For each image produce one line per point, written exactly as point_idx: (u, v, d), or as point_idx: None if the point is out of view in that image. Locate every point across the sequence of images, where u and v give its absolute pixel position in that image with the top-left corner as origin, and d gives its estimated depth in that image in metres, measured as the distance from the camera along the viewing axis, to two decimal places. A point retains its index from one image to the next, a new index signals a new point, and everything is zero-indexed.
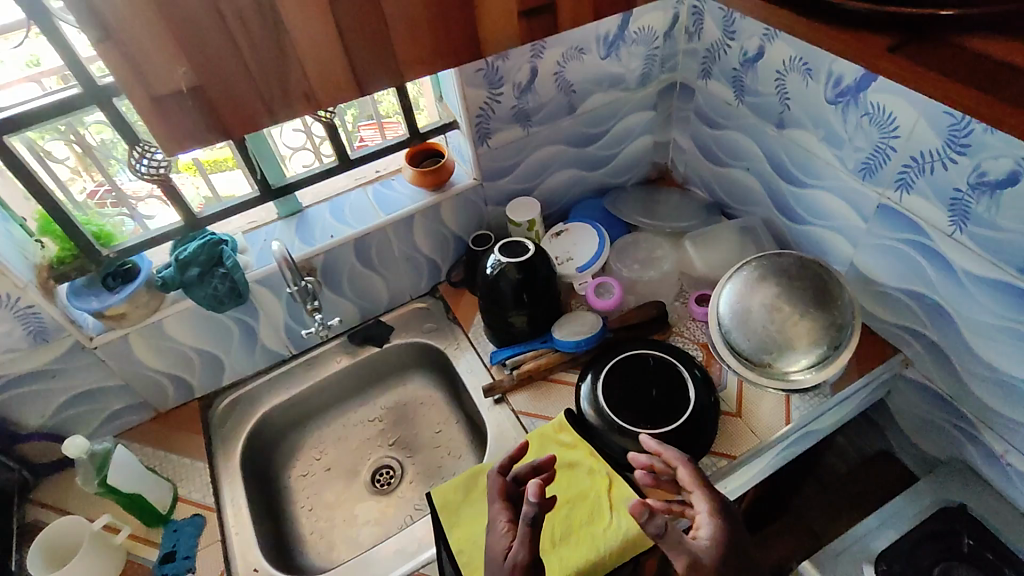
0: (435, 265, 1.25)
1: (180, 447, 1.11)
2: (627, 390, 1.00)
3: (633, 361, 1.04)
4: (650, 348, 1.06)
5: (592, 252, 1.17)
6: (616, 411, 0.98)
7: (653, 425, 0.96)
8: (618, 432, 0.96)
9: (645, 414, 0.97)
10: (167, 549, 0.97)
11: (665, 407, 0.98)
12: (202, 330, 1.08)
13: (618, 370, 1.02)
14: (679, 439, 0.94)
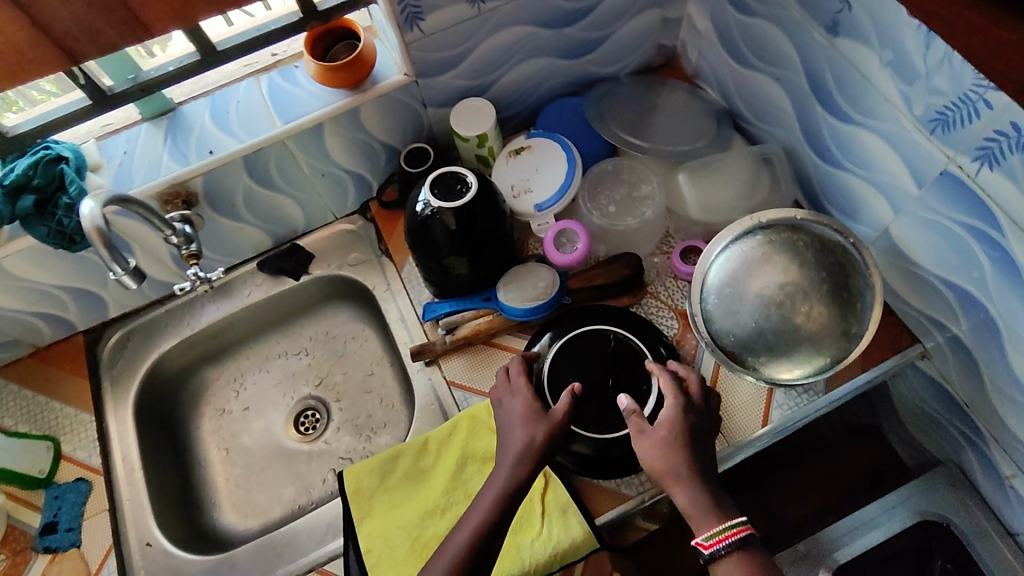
0: (360, 179, 0.99)
1: (64, 392, 0.95)
2: (577, 378, 0.82)
3: (590, 338, 0.85)
4: (612, 320, 0.86)
5: (557, 185, 0.92)
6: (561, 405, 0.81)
7: (602, 428, 0.80)
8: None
9: (592, 409, 0.81)
10: (49, 517, 0.87)
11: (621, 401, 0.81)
12: (57, 266, 0.86)
13: (571, 349, 0.84)
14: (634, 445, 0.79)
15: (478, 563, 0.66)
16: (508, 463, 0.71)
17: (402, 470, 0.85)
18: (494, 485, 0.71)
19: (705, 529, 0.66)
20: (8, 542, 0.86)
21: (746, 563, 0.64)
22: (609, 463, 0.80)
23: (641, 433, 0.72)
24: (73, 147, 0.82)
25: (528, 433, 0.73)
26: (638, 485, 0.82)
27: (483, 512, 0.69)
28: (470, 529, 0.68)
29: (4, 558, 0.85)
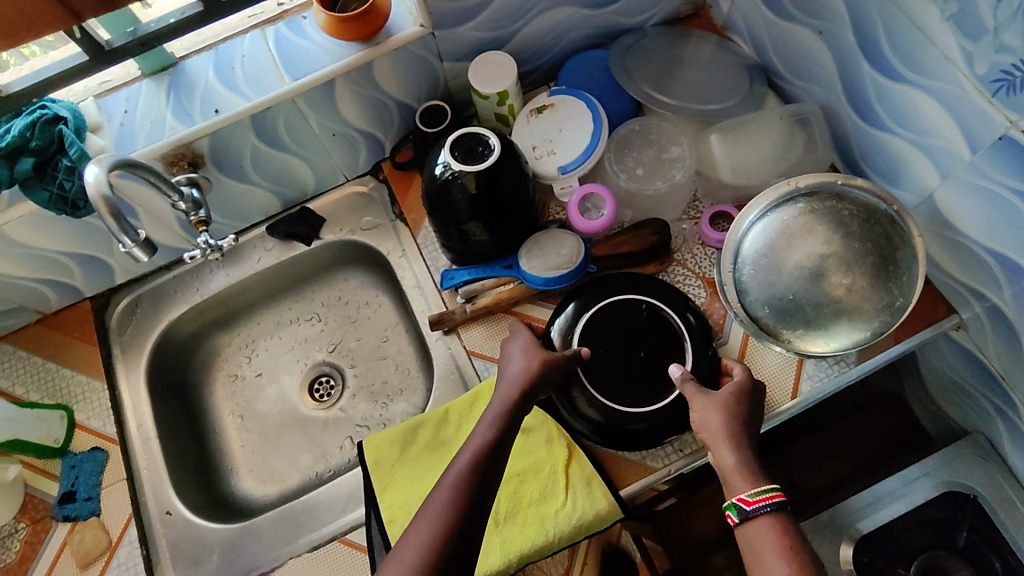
0: (372, 139, 0.94)
1: (73, 359, 0.93)
2: (606, 350, 0.80)
3: (621, 308, 0.82)
4: (641, 289, 0.83)
5: (582, 145, 0.87)
6: (592, 378, 0.78)
7: (633, 401, 0.78)
8: (590, 406, 0.78)
9: (622, 381, 0.78)
10: (67, 486, 0.85)
11: (651, 373, 0.79)
12: (59, 230, 0.82)
13: (602, 318, 0.81)
14: (667, 419, 0.77)
15: (491, 469, 0.64)
16: (507, 386, 0.72)
17: (423, 440, 0.83)
18: (495, 403, 0.71)
19: (746, 489, 0.64)
20: (27, 510, 0.85)
21: (783, 527, 0.61)
22: (637, 438, 0.77)
23: (702, 394, 0.72)
24: (71, 107, 0.77)
25: (530, 361, 0.74)
26: (663, 457, 0.79)
27: (488, 429, 0.68)
28: (477, 442, 0.66)
29: (24, 526, 0.84)
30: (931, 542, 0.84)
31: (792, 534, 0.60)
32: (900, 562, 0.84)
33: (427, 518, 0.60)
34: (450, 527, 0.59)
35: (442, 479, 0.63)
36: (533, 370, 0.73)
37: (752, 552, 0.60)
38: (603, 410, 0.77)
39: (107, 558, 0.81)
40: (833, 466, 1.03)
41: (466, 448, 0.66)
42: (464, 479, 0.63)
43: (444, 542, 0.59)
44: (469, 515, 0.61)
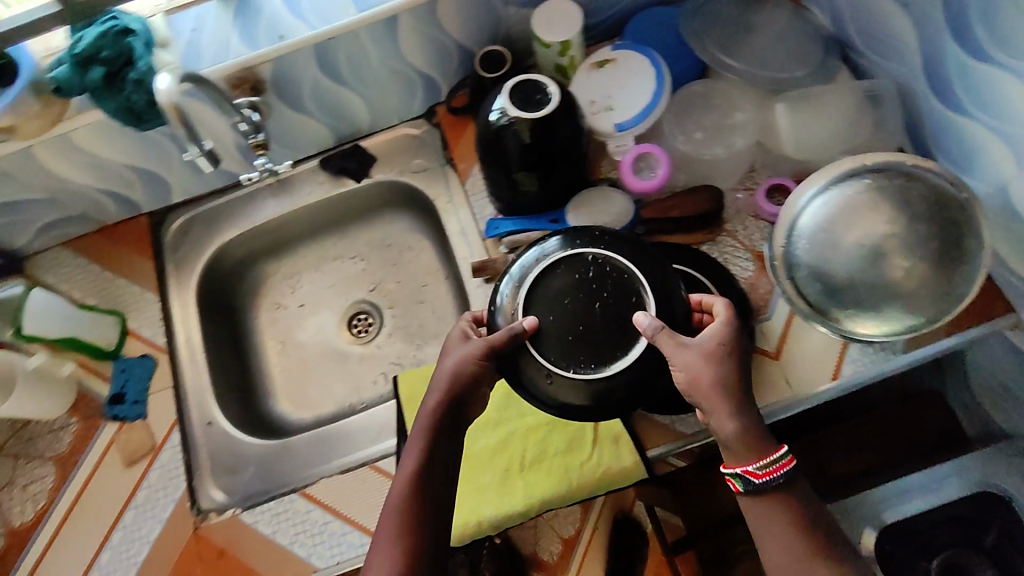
0: (430, 80, 0.94)
1: (128, 270, 0.97)
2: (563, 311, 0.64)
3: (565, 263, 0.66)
4: (599, 236, 0.67)
5: (642, 103, 0.85)
6: (544, 350, 0.64)
7: (598, 367, 0.63)
8: (552, 381, 0.64)
9: (580, 345, 0.63)
10: (117, 389, 0.89)
11: (612, 334, 0.63)
12: (125, 143, 0.85)
13: (545, 281, 0.65)
14: (637, 381, 0.63)
15: (430, 492, 0.63)
16: (438, 391, 0.66)
17: None
18: (428, 413, 0.66)
19: (751, 458, 0.62)
20: (79, 407, 0.90)
21: (790, 499, 0.62)
22: (604, 405, 0.64)
23: (681, 347, 0.62)
24: (140, 20, 0.78)
25: (449, 365, 0.66)
26: (694, 424, 0.79)
27: (414, 454, 0.65)
28: (413, 466, 0.64)
29: (75, 422, 0.89)
30: (956, 540, 0.83)
31: (798, 503, 0.62)
32: (923, 554, 0.84)
33: (372, 563, 0.61)
34: (397, 564, 0.60)
35: (381, 516, 0.63)
36: (453, 376, 0.66)
37: (767, 528, 0.61)
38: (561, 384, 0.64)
39: (151, 458, 0.86)
40: (862, 457, 0.99)
41: (398, 478, 0.64)
42: (403, 514, 0.62)
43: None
44: (415, 548, 0.61)
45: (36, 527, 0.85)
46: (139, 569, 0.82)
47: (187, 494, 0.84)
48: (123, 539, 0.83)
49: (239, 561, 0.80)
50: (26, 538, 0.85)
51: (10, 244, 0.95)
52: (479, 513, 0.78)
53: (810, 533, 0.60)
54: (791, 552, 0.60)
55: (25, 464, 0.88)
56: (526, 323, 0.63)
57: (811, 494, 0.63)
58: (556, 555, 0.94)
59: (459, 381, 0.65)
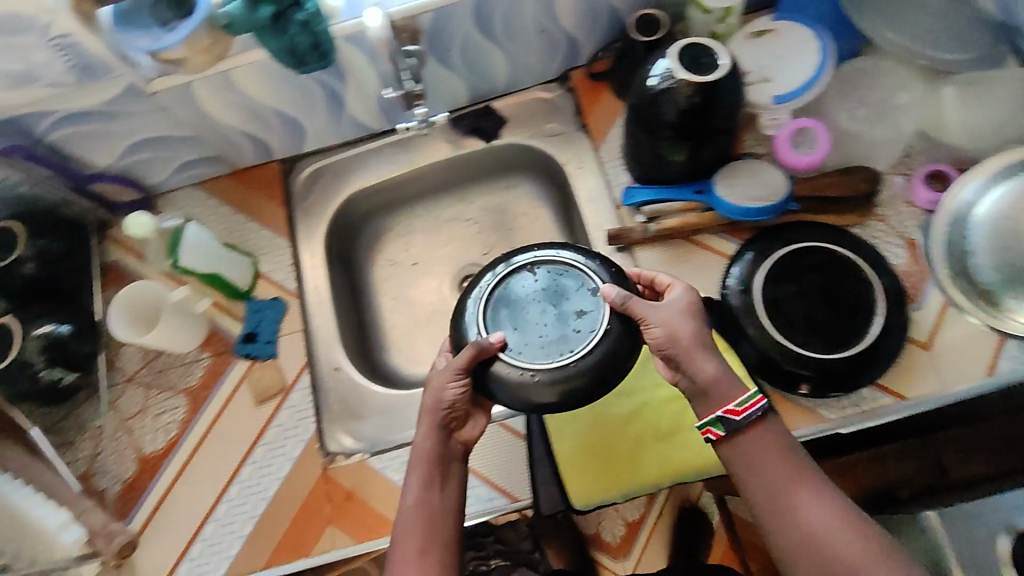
0: (574, 43, 0.92)
1: (260, 215, 0.98)
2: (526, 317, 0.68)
3: (516, 283, 0.70)
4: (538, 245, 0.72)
5: (803, 76, 0.83)
6: (516, 356, 0.66)
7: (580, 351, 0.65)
8: (536, 379, 0.65)
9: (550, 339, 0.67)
10: (250, 328, 0.91)
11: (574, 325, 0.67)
12: (279, 85, 0.85)
13: (503, 300, 0.69)
14: (612, 358, 0.65)
15: (435, 516, 0.67)
16: (427, 419, 0.69)
17: None
18: (420, 445, 0.69)
19: (731, 398, 0.63)
20: (211, 342, 0.92)
21: (768, 427, 0.64)
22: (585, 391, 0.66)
23: (654, 309, 0.65)
24: None
25: (427, 400, 0.69)
26: (837, 408, 0.78)
27: (414, 483, 0.68)
28: (414, 495, 0.67)
29: (207, 357, 0.91)
30: None
31: (777, 431, 0.64)
32: None
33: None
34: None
35: (399, 542, 0.66)
36: (434, 408, 0.68)
37: (754, 458, 0.63)
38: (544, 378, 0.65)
39: (281, 397, 0.88)
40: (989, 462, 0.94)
41: (407, 507, 0.67)
42: (419, 538, 0.65)
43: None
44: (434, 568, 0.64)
45: (168, 456, 0.87)
46: (269, 503, 0.84)
47: (316, 436, 0.87)
48: (254, 473, 0.85)
49: (366, 506, 0.83)
50: (157, 465, 0.87)
51: (147, 180, 0.96)
52: (612, 480, 0.79)
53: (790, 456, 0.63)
54: (775, 475, 0.62)
55: (157, 394, 0.90)
56: (493, 338, 0.66)
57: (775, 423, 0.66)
58: (618, 538, 0.92)
59: (444, 410, 0.68)
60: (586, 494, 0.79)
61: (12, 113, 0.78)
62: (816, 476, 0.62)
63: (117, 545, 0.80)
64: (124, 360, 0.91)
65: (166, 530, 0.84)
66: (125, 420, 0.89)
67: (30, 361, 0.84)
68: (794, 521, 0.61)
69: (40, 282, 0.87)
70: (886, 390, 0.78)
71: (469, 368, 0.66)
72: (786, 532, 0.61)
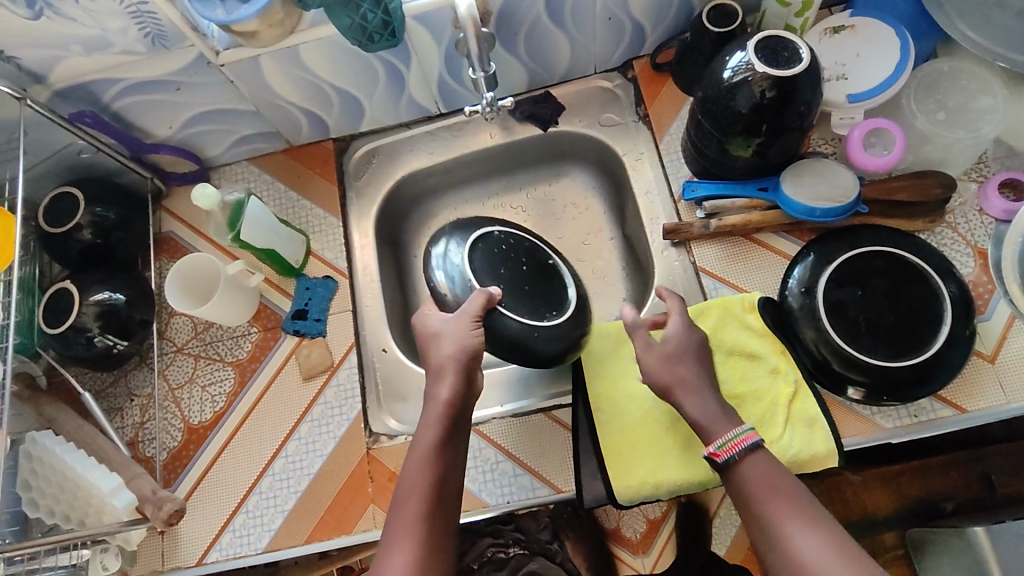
0: (640, 32, 0.91)
1: (313, 192, 0.97)
2: (507, 275, 0.79)
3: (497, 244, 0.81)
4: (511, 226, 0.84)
5: (881, 75, 0.80)
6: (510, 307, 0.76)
7: (556, 314, 0.78)
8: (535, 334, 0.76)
9: (531, 296, 0.78)
10: (300, 305, 0.92)
11: (551, 290, 0.80)
12: (343, 62, 0.85)
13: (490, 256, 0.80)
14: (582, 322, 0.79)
15: (442, 468, 0.65)
16: (453, 366, 0.69)
17: None
18: (438, 396, 0.68)
19: (712, 440, 0.65)
20: (260, 317, 0.92)
21: (767, 461, 0.63)
22: (552, 349, 0.77)
23: (649, 345, 0.72)
24: None
25: (445, 350, 0.70)
26: (895, 417, 0.77)
27: (430, 435, 0.66)
28: (427, 445, 0.66)
29: (256, 331, 0.91)
30: None
31: (768, 464, 0.63)
32: None
33: (401, 532, 0.61)
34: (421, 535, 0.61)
35: (403, 495, 0.63)
36: (457, 358, 0.69)
37: (749, 487, 0.62)
38: (529, 327, 0.76)
39: (328, 375, 0.88)
40: None
41: (415, 460, 0.65)
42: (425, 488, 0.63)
43: (422, 551, 0.60)
44: (434, 522, 0.62)
45: (215, 427, 0.88)
46: (313, 479, 0.84)
47: (361, 416, 0.87)
48: (299, 449, 0.86)
49: None
50: (204, 435, 0.88)
51: (204, 152, 0.96)
52: (658, 476, 0.77)
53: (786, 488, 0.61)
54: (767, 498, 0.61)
55: (205, 365, 0.91)
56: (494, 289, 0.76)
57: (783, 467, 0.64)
58: (639, 534, 0.85)
59: (466, 357, 0.70)
60: (630, 489, 0.77)
61: (81, 79, 0.78)
62: (805, 503, 0.60)
63: (166, 512, 0.79)
64: (174, 331, 0.93)
65: (211, 500, 0.84)
66: (173, 389, 0.90)
67: (86, 326, 0.83)
68: (785, 551, 0.57)
69: (98, 249, 0.88)
70: (948, 402, 0.76)
71: (477, 313, 0.73)
72: (779, 563, 0.58)
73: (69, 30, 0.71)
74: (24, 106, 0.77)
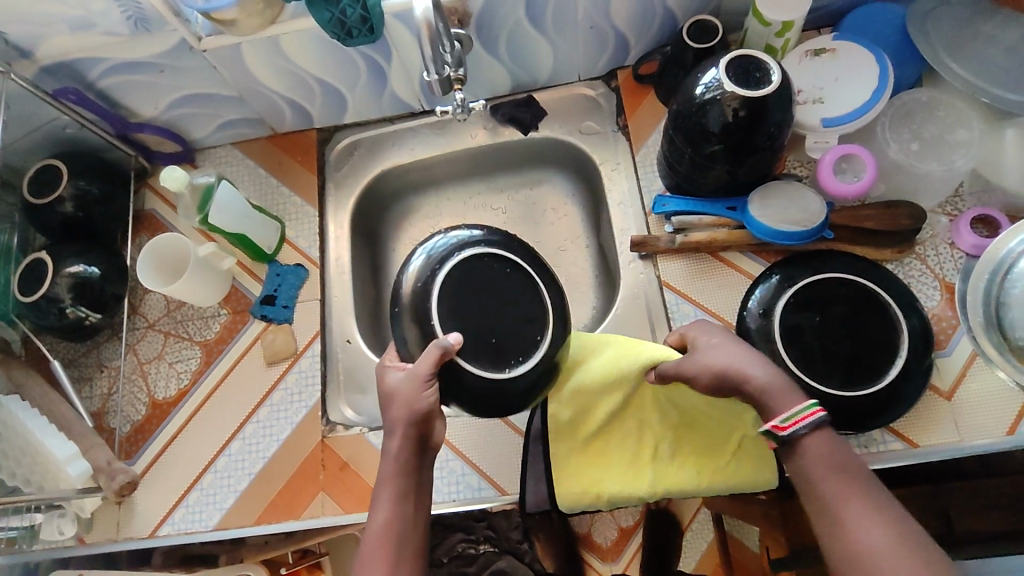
0: (623, 43, 0.91)
1: (293, 181, 0.99)
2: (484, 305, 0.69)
3: (472, 270, 0.70)
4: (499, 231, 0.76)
5: (857, 101, 0.80)
6: (472, 356, 0.67)
7: (522, 360, 0.69)
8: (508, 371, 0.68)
9: (497, 352, 0.68)
10: (270, 291, 0.93)
11: (523, 330, 0.69)
12: (325, 55, 0.86)
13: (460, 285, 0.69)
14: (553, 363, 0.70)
15: (404, 535, 0.62)
16: (404, 423, 0.64)
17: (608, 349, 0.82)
18: (391, 458, 0.64)
19: (776, 413, 0.61)
20: (230, 300, 0.94)
21: (832, 443, 0.60)
22: (523, 398, 0.69)
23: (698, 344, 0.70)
24: None
25: (400, 413, 0.64)
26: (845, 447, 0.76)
27: (386, 500, 0.63)
28: (386, 512, 0.63)
29: (226, 313, 0.93)
30: None
31: (829, 438, 0.60)
32: None
33: None
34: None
35: (365, 561, 0.61)
36: (417, 420, 0.64)
37: (811, 472, 0.59)
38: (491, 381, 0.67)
39: (291, 362, 0.90)
40: None
41: (375, 524, 0.63)
42: (386, 556, 0.61)
43: None
44: None
45: (178, 404, 0.90)
46: (267, 462, 0.86)
47: (319, 404, 0.88)
48: (255, 432, 0.87)
49: (359, 476, 0.84)
50: (166, 412, 0.89)
51: (189, 134, 0.98)
52: (600, 486, 0.78)
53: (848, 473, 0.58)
54: (832, 482, 0.58)
55: (174, 343, 0.93)
56: (452, 339, 0.65)
57: (845, 443, 0.60)
58: (610, 541, 0.89)
59: (421, 418, 0.64)
60: (571, 497, 0.78)
61: (66, 57, 0.80)
62: (868, 488, 0.57)
63: (118, 483, 0.82)
64: (147, 308, 0.95)
65: (167, 476, 0.86)
66: (142, 364, 0.92)
67: (59, 297, 0.85)
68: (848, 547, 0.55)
69: (78, 222, 0.90)
70: (901, 436, 0.75)
71: (430, 372, 0.65)
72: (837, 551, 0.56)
73: (54, 10, 0.73)
74: (8, 79, 0.79)
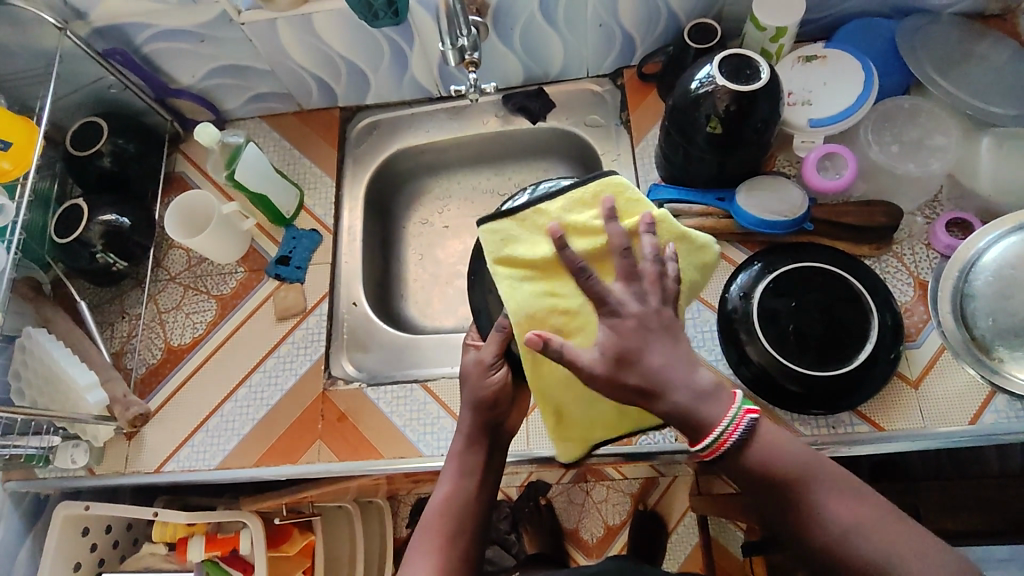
0: (630, 42, 0.97)
1: (314, 153, 1.06)
2: None
3: None
4: None
5: (843, 105, 0.86)
6: None
7: None
8: None
9: None
10: (284, 252, 0.99)
11: None
12: (352, 35, 0.93)
13: None
14: None
15: (461, 508, 0.65)
16: (470, 408, 0.70)
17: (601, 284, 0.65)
18: (461, 437, 0.70)
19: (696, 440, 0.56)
20: (247, 260, 1.00)
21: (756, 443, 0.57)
22: None
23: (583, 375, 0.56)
24: None
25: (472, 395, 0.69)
26: (813, 426, 0.80)
27: (450, 474, 0.68)
28: (449, 484, 0.67)
29: (242, 271, 1.00)
30: None
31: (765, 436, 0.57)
32: None
33: (419, 560, 0.62)
34: (443, 559, 0.62)
35: (423, 531, 0.64)
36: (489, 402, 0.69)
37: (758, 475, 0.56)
38: None
39: (299, 319, 0.96)
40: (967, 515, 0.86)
41: (437, 498, 0.66)
42: (443, 526, 0.64)
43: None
44: (454, 551, 0.63)
45: (192, 350, 0.96)
46: (269, 410, 0.91)
47: (323, 358, 0.94)
48: (261, 381, 0.93)
49: (355, 429, 0.89)
50: (180, 357, 0.95)
51: (222, 104, 1.06)
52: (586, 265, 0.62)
53: (804, 462, 0.56)
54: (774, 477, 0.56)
55: (192, 295, 0.99)
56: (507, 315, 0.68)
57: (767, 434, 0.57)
58: (596, 539, 1.12)
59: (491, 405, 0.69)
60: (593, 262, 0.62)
61: (116, 21, 0.88)
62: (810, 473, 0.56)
63: (131, 414, 0.89)
64: (169, 262, 1.01)
65: (177, 416, 0.92)
66: (160, 313, 0.98)
67: (91, 243, 0.92)
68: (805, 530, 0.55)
69: (114, 176, 0.97)
70: (869, 420, 0.79)
71: (497, 352, 0.69)
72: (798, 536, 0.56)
73: None
74: (63, 37, 0.87)
